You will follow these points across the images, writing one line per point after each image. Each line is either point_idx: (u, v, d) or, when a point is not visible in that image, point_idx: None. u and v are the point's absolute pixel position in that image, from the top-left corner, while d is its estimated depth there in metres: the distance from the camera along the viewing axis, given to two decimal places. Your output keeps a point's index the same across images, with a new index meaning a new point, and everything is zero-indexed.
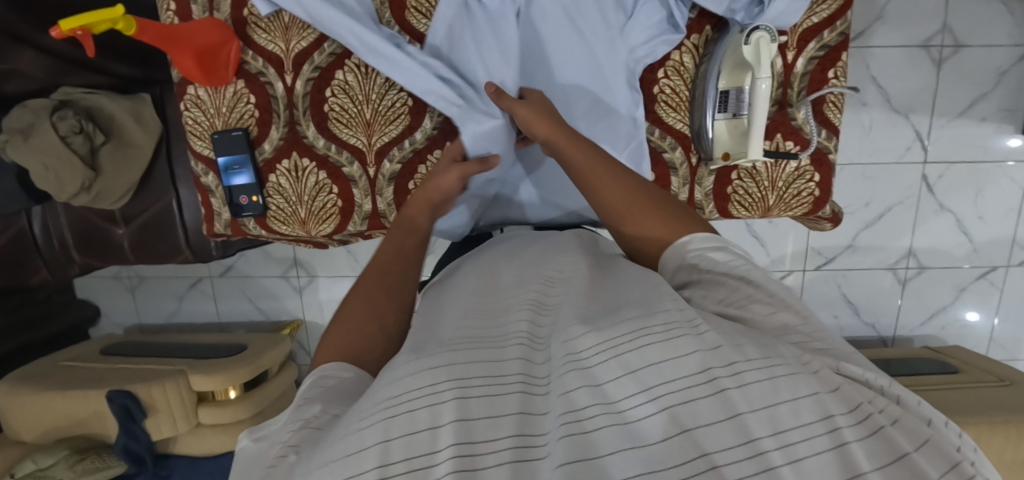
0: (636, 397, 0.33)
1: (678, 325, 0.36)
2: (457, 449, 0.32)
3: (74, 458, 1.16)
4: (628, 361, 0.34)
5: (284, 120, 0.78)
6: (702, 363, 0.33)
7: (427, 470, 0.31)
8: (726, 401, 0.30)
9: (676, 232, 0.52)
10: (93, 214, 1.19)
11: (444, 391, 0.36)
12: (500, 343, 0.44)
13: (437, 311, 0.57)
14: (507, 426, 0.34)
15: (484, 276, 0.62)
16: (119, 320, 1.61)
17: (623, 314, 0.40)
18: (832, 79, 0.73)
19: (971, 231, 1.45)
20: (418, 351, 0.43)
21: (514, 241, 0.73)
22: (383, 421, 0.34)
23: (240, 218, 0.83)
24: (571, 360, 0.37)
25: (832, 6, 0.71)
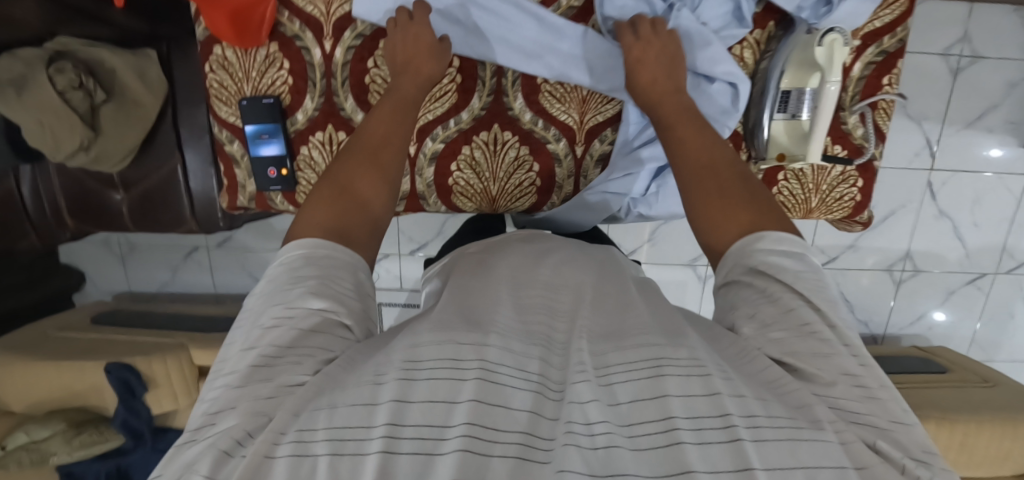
0: (642, 425, 0.37)
1: (701, 369, 0.40)
2: (468, 428, 0.34)
3: (72, 432, 1.11)
4: (651, 390, 0.39)
5: (320, 89, 0.74)
6: (722, 410, 0.36)
7: (436, 444, 0.34)
8: (738, 449, 0.33)
9: (745, 224, 0.50)
10: (88, 176, 1.11)
11: (468, 370, 0.40)
12: (533, 338, 0.47)
13: (466, 289, 0.56)
14: (517, 420, 0.37)
15: (500, 264, 0.62)
16: (106, 287, 1.54)
17: (660, 339, 0.44)
18: (885, 86, 0.73)
19: (966, 237, 1.50)
20: (440, 323, 0.47)
21: (538, 241, 0.68)
22: (402, 381, 0.39)
23: (267, 191, 0.79)
24: (596, 373, 0.41)
25: (894, 11, 0.70)
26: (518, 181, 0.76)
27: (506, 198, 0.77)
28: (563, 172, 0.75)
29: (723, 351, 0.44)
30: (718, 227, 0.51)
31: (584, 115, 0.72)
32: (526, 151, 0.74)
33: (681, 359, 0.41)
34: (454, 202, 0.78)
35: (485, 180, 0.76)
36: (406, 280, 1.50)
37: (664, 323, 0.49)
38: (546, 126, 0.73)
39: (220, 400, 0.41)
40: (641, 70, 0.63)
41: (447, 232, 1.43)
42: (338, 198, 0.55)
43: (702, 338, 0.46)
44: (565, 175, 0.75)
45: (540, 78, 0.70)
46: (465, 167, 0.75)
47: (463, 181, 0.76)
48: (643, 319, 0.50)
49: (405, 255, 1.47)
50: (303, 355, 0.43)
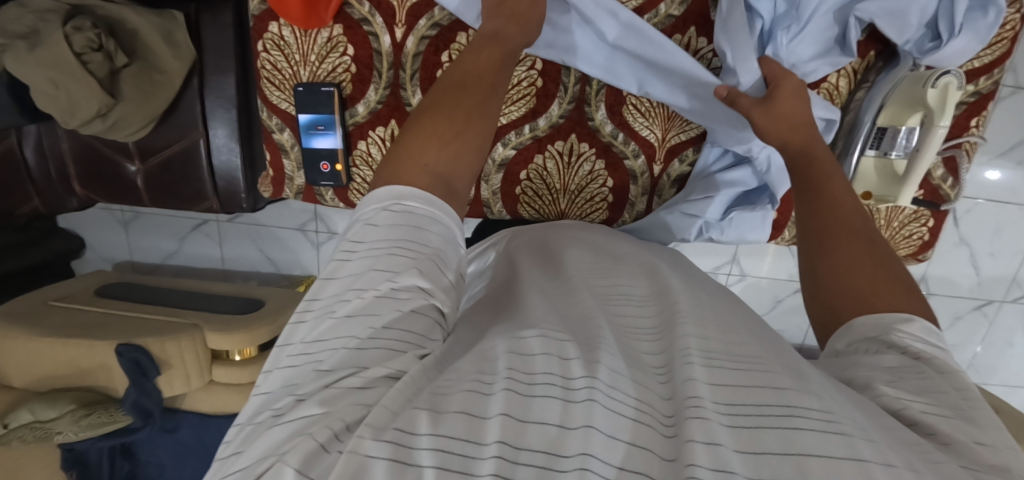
0: (765, 477, 0.28)
1: (838, 421, 0.32)
2: (588, 459, 0.29)
3: (81, 412, 1.05)
4: (779, 440, 0.31)
5: (386, 81, 0.68)
6: (867, 474, 0.27)
7: (550, 472, 0.28)
8: None
9: (883, 303, 0.45)
10: (101, 142, 1.03)
11: (581, 380, 0.34)
12: (626, 361, 0.40)
13: (546, 290, 0.51)
14: (629, 456, 0.30)
15: (579, 265, 0.56)
16: (108, 255, 1.46)
17: (785, 376, 0.37)
18: (972, 128, 0.71)
19: (981, 266, 1.51)
20: (541, 330, 0.41)
21: (587, 237, 0.64)
22: (514, 397, 0.33)
23: (317, 185, 0.74)
24: (715, 401, 0.35)
25: (996, 52, 0.67)
26: (590, 194, 0.72)
27: (574, 211, 0.74)
28: (637, 191, 0.72)
29: (859, 400, 0.36)
30: (849, 297, 0.48)
31: (667, 132, 0.68)
32: (602, 165, 0.70)
33: (815, 406, 0.33)
34: (519, 210, 0.74)
35: (554, 192, 0.72)
36: None
37: (770, 352, 0.43)
38: (626, 141, 0.69)
39: (306, 383, 0.35)
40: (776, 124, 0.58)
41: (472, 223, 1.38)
42: (422, 156, 0.46)
43: (824, 380, 0.39)
44: (639, 193, 0.72)
45: (627, 89, 0.66)
46: (535, 177, 0.71)
47: (532, 191, 0.72)
48: (749, 351, 0.42)
49: None
50: (390, 355, 0.37)
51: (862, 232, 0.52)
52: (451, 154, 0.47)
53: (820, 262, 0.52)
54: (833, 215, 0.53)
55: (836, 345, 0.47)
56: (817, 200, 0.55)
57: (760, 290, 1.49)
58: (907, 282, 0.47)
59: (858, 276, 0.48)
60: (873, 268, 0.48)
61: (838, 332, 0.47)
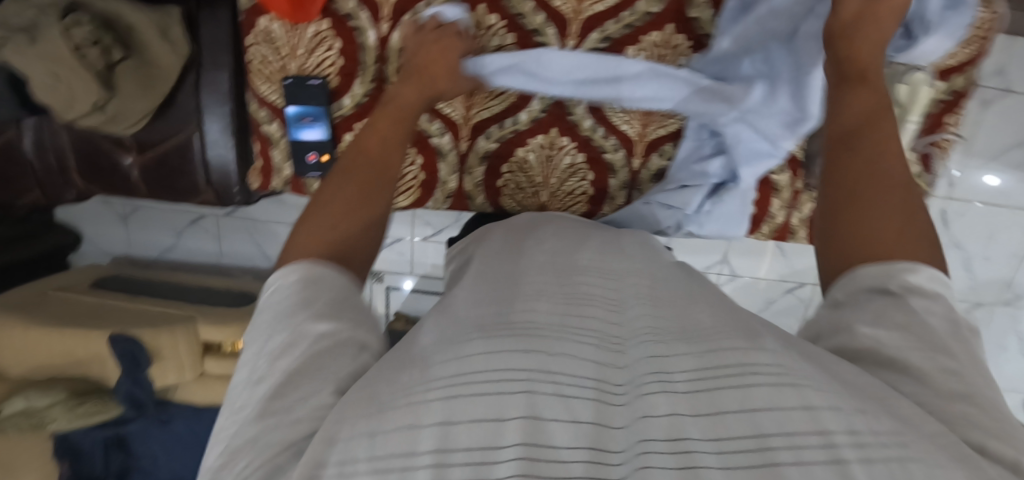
0: (723, 439, 0.30)
1: (790, 375, 0.33)
2: (524, 450, 0.29)
3: (73, 402, 1.08)
4: (737, 398, 0.33)
5: (371, 75, 0.70)
6: (819, 423, 0.30)
7: (488, 467, 0.29)
8: (844, 471, 0.27)
9: (899, 250, 0.41)
10: (99, 136, 1.05)
11: (518, 378, 0.34)
12: (576, 328, 0.41)
13: (500, 284, 0.49)
14: (582, 436, 0.31)
15: (535, 260, 0.54)
16: (106, 249, 1.48)
17: (736, 334, 0.39)
18: (948, 125, 0.73)
19: (975, 270, 1.41)
20: (484, 324, 0.40)
21: (555, 226, 0.64)
22: (449, 398, 0.33)
23: (304, 177, 0.75)
24: (653, 376, 0.36)
25: (971, 50, 0.68)
26: (570, 188, 0.74)
27: (556, 205, 0.75)
28: (618, 183, 0.73)
29: (820, 358, 0.37)
30: (862, 245, 0.42)
31: (647, 127, 0.70)
32: (582, 159, 0.72)
33: (766, 362, 0.35)
34: (502, 202, 0.76)
35: (535, 185, 0.74)
36: (418, 265, 1.47)
37: (730, 318, 0.44)
38: (606, 134, 0.71)
39: (238, 435, 0.34)
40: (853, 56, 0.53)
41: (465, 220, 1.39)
42: (331, 223, 0.48)
43: (778, 337, 0.40)
44: (619, 186, 0.74)
45: None
46: (516, 169, 0.73)
47: (514, 184, 0.74)
48: (709, 319, 0.43)
49: (419, 241, 1.44)
50: (321, 374, 0.36)
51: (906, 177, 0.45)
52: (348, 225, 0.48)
53: (855, 198, 0.44)
54: (864, 151, 0.46)
55: (836, 295, 0.43)
56: (854, 132, 0.48)
57: (751, 291, 1.49)
58: (929, 231, 0.42)
59: (864, 217, 0.43)
60: (908, 215, 0.42)
61: (839, 281, 0.43)
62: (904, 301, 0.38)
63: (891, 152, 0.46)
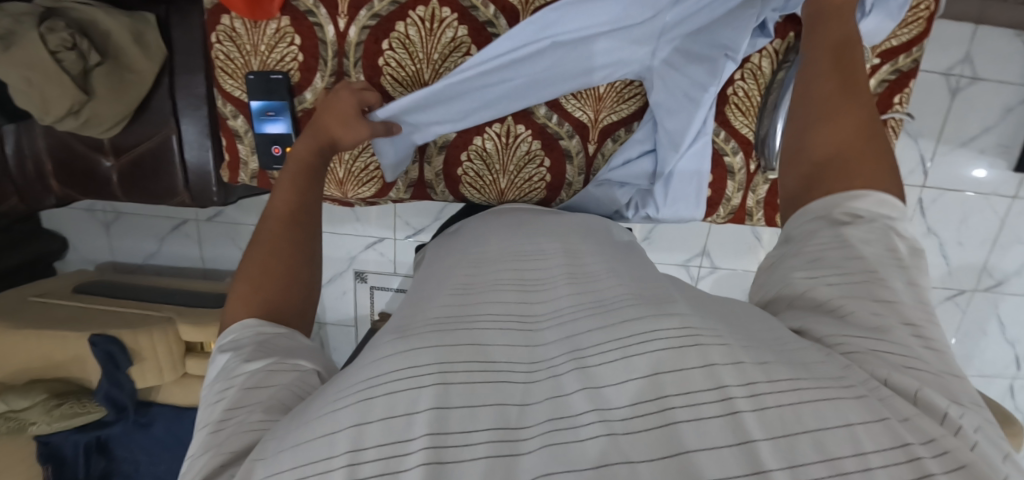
0: (641, 403, 0.33)
1: (694, 335, 0.36)
2: (431, 439, 0.32)
3: (52, 403, 1.07)
4: (646, 365, 0.35)
5: (331, 69, 0.72)
6: (717, 380, 0.33)
7: (398, 459, 0.32)
8: (737, 422, 0.30)
9: (850, 181, 0.44)
10: (77, 141, 1.07)
11: (425, 377, 0.36)
12: (493, 324, 0.44)
13: (430, 292, 0.54)
14: (487, 418, 0.34)
15: (458, 269, 0.58)
16: (91, 256, 1.50)
17: (648, 308, 0.41)
18: (895, 105, 0.75)
19: (949, 255, 1.42)
20: (403, 333, 0.43)
21: (502, 224, 0.69)
22: (361, 403, 0.35)
23: (269, 169, 0.78)
24: (573, 357, 0.39)
25: (912, 32, 0.71)
26: (528, 175, 0.77)
27: (514, 191, 0.78)
28: (574, 170, 0.77)
29: (731, 322, 0.41)
30: (818, 180, 0.46)
31: (600, 113, 0.73)
32: (538, 146, 0.75)
33: (657, 333, 0.36)
34: (461, 191, 0.79)
35: (494, 172, 0.77)
36: (399, 265, 1.49)
37: (650, 294, 0.47)
38: (560, 121, 0.73)
39: (190, 465, 0.38)
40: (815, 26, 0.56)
41: (444, 218, 1.41)
42: (253, 286, 0.51)
43: (694, 306, 0.44)
44: (576, 173, 0.77)
45: None
46: (475, 158, 0.76)
47: (472, 172, 0.77)
48: (620, 293, 0.47)
49: (400, 240, 1.46)
50: (253, 406, 0.41)
51: (866, 115, 0.47)
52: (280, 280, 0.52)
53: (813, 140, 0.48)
54: (830, 93, 0.49)
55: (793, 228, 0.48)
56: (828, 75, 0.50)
57: (730, 282, 1.50)
58: (887, 157, 0.46)
59: (820, 158, 0.47)
60: (866, 148, 0.45)
61: (794, 215, 0.48)
62: (841, 230, 0.42)
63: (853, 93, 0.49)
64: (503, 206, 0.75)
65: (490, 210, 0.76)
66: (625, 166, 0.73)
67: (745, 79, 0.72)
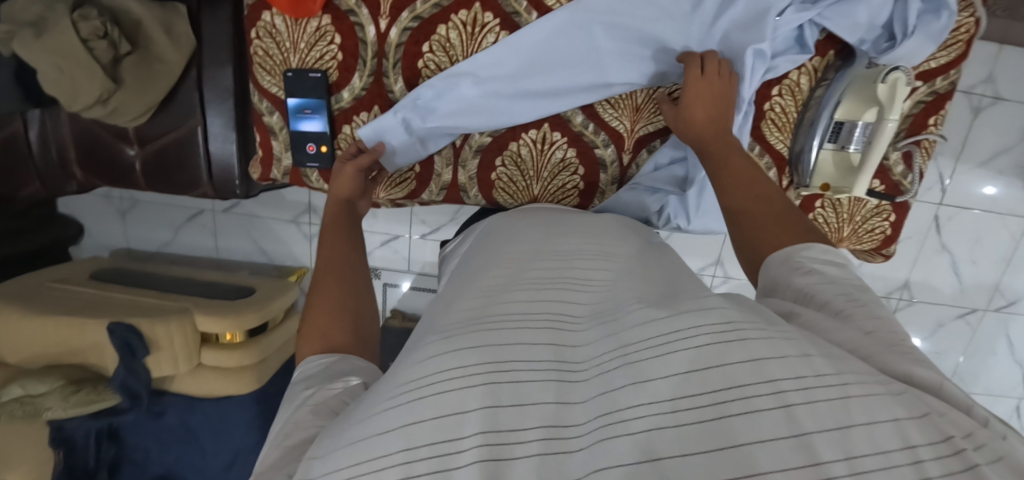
0: (687, 396, 0.33)
1: (736, 328, 0.36)
2: (484, 437, 0.34)
3: (70, 389, 1.08)
4: (685, 360, 0.35)
5: (370, 69, 0.72)
6: (766, 374, 0.33)
7: (453, 457, 0.34)
8: (789, 415, 0.30)
9: (792, 239, 0.53)
10: (102, 129, 1.07)
11: (474, 376, 0.37)
12: (530, 325, 0.44)
13: (459, 292, 0.55)
14: (541, 415, 0.36)
15: (491, 269, 0.57)
16: (105, 243, 1.51)
17: (686, 305, 0.41)
18: (930, 126, 0.74)
19: (963, 273, 1.42)
20: (444, 334, 0.43)
21: (536, 219, 0.70)
22: (412, 402, 0.36)
23: (303, 166, 0.78)
24: (620, 354, 0.38)
25: (952, 54, 0.70)
26: (561, 182, 0.77)
27: (547, 197, 0.79)
28: (607, 179, 0.77)
29: (771, 316, 0.41)
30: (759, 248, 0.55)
31: (636, 123, 0.73)
32: (573, 153, 0.75)
33: (695, 330, 0.36)
34: (494, 196, 0.79)
35: (528, 178, 0.77)
36: (414, 262, 1.49)
37: (668, 296, 0.47)
38: (596, 130, 0.73)
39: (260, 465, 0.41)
40: (695, 107, 0.64)
41: (461, 218, 1.41)
42: (317, 327, 0.56)
43: (728, 300, 0.43)
44: (609, 181, 0.77)
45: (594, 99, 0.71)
46: (509, 163, 0.76)
47: (506, 178, 0.77)
48: (638, 291, 0.48)
49: (415, 238, 1.46)
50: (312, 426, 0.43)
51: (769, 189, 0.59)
52: (331, 322, 0.56)
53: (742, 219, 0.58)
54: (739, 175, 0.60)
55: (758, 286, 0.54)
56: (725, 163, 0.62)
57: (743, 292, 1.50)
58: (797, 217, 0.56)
59: (751, 233, 0.56)
60: (777, 218, 0.56)
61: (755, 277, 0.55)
62: (799, 280, 0.48)
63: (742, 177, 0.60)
64: (530, 206, 0.76)
65: (516, 210, 0.77)
66: (657, 173, 0.75)
67: (782, 95, 0.72)
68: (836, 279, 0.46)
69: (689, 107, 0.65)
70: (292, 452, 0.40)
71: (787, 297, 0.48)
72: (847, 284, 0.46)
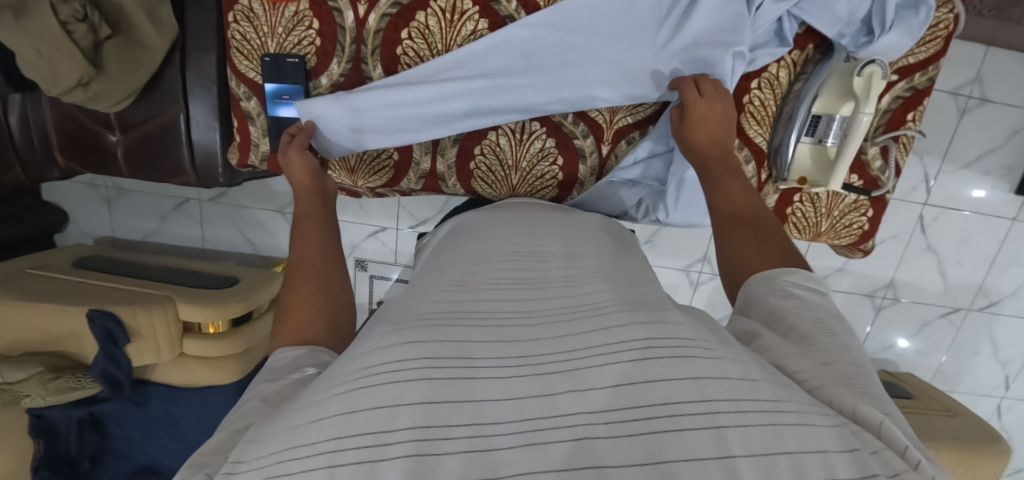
0: (621, 409, 0.33)
1: (680, 345, 0.37)
2: (416, 434, 0.31)
3: (48, 376, 1.06)
4: (623, 373, 0.35)
5: (348, 55, 0.71)
6: (704, 393, 0.33)
7: (377, 451, 0.31)
8: (719, 436, 0.30)
9: (774, 263, 0.54)
10: (84, 115, 1.06)
11: (413, 370, 0.35)
12: (480, 324, 0.42)
13: (426, 284, 0.54)
14: (478, 413, 0.33)
15: (456, 265, 0.56)
16: (91, 231, 1.50)
17: (639, 316, 0.42)
18: (908, 122, 0.75)
19: (947, 273, 1.43)
20: (396, 326, 0.42)
21: (511, 216, 0.69)
22: (348, 393, 0.34)
23: (281, 153, 0.78)
24: (563, 361, 0.37)
25: (930, 50, 0.71)
26: (540, 172, 0.77)
27: (525, 187, 0.78)
28: (586, 170, 0.77)
29: (725, 338, 0.41)
30: (744, 268, 0.56)
31: (615, 115, 0.73)
32: (552, 144, 0.75)
33: (635, 342, 0.37)
34: (473, 185, 0.79)
35: (506, 168, 0.77)
36: (401, 255, 1.49)
37: (635, 301, 0.47)
38: (575, 121, 0.73)
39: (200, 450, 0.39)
40: (697, 127, 0.65)
41: (449, 211, 1.41)
42: (294, 320, 0.54)
43: (686, 315, 0.44)
44: (588, 172, 0.77)
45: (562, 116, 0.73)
46: (488, 152, 0.76)
47: (484, 167, 0.77)
48: (609, 296, 0.48)
49: (403, 231, 1.46)
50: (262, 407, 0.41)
51: (759, 216, 0.60)
52: (303, 317, 0.54)
53: (732, 242, 0.58)
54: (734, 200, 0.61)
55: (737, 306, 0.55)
56: (720, 183, 0.62)
57: None
58: (787, 245, 0.57)
59: (740, 258, 0.57)
60: (765, 244, 0.57)
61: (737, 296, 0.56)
62: (777, 301, 0.49)
63: (731, 197, 0.61)
64: (510, 201, 0.75)
65: (491, 205, 0.76)
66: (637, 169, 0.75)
67: (762, 88, 0.72)
68: (812, 306, 0.48)
69: (692, 127, 0.65)
70: (232, 438, 0.39)
71: (760, 317, 0.50)
72: (821, 311, 0.48)
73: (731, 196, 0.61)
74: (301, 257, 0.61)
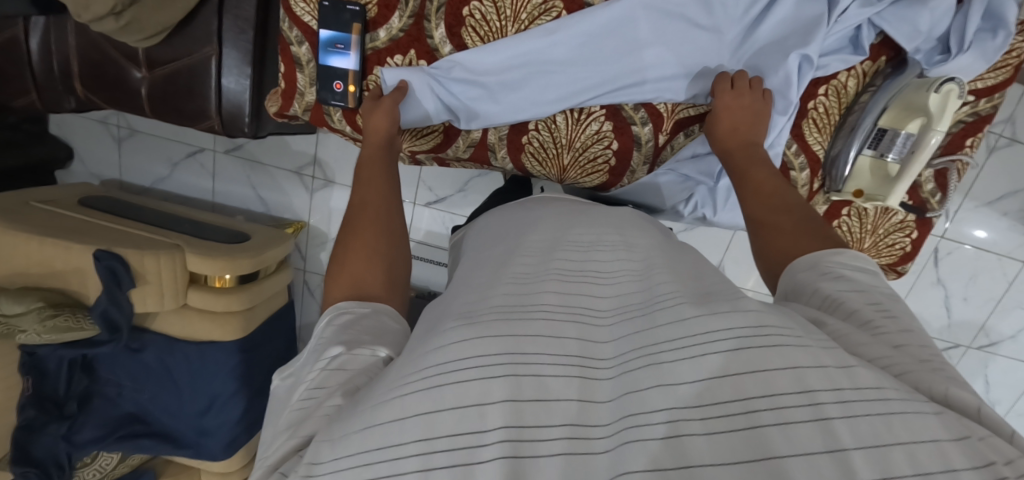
0: (717, 403, 0.32)
1: (768, 329, 0.34)
2: (509, 433, 0.32)
3: (48, 312, 1.01)
4: (716, 365, 0.33)
5: (412, 10, 0.68)
6: (803, 383, 0.31)
7: (472, 451, 0.32)
8: (827, 428, 0.29)
9: (815, 244, 0.51)
10: (109, 46, 1.01)
11: (494, 366, 0.35)
12: (555, 314, 0.41)
13: (484, 276, 0.51)
14: (564, 412, 0.34)
15: (524, 254, 0.53)
16: (98, 171, 1.45)
17: (721, 306, 0.38)
18: (967, 147, 0.74)
19: (953, 308, 1.44)
20: (466, 318, 0.41)
21: (561, 206, 0.68)
22: (428, 391, 0.34)
23: (326, 104, 0.75)
24: (646, 354, 0.36)
25: (998, 77, 0.70)
26: (593, 155, 0.75)
27: (576, 170, 0.77)
28: (640, 158, 0.75)
29: (804, 323, 0.39)
30: (780, 255, 0.54)
31: (678, 104, 0.71)
32: (609, 128, 0.73)
33: (725, 333, 0.34)
34: (522, 161, 0.78)
35: (559, 147, 0.75)
36: (414, 230, 1.46)
37: (701, 291, 0.45)
38: (636, 107, 0.71)
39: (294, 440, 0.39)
40: (722, 118, 0.66)
41: (468, 191, 1.37)
42: (347, 273, 0.54)
43: (760, 303, 0.40)
44: (641, 161, 0.75)
45: (621, 106, 0.71)
46: (542, 128, 0.74)
47: (537, 142, 0.76)
48: (673, 289, 0.44)
49: (418, 206, 1.43)
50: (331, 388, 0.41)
51: (794, 205, 0.57)
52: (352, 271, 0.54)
53: (761, 234, 0.57)
54: (760, 190, 0.60)
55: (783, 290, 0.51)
56: (745, 180, 0.62)
57: None
58: (823, 229, 0.54)
59: (766, 250, 0.55)
60: (801, 229, 0.54)
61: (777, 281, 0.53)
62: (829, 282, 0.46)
63: (757, 191, 0.60)
64: (549, 196, 0.75)
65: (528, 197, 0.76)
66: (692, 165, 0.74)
67: (828, 95, 0.71)
68: (865, 288, 0.45)
69: (716, 120, 0.66)
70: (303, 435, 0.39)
71: (811, 302, 0.46)
72: (875, 293, 0.44)
73: (758, 187, 0.60)
74: (362, 201, 0.62)
